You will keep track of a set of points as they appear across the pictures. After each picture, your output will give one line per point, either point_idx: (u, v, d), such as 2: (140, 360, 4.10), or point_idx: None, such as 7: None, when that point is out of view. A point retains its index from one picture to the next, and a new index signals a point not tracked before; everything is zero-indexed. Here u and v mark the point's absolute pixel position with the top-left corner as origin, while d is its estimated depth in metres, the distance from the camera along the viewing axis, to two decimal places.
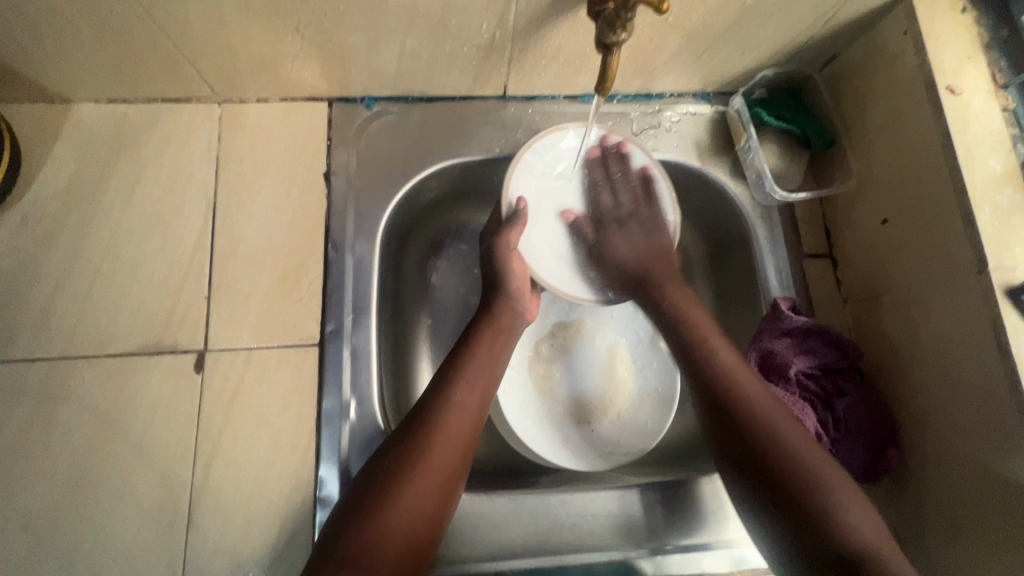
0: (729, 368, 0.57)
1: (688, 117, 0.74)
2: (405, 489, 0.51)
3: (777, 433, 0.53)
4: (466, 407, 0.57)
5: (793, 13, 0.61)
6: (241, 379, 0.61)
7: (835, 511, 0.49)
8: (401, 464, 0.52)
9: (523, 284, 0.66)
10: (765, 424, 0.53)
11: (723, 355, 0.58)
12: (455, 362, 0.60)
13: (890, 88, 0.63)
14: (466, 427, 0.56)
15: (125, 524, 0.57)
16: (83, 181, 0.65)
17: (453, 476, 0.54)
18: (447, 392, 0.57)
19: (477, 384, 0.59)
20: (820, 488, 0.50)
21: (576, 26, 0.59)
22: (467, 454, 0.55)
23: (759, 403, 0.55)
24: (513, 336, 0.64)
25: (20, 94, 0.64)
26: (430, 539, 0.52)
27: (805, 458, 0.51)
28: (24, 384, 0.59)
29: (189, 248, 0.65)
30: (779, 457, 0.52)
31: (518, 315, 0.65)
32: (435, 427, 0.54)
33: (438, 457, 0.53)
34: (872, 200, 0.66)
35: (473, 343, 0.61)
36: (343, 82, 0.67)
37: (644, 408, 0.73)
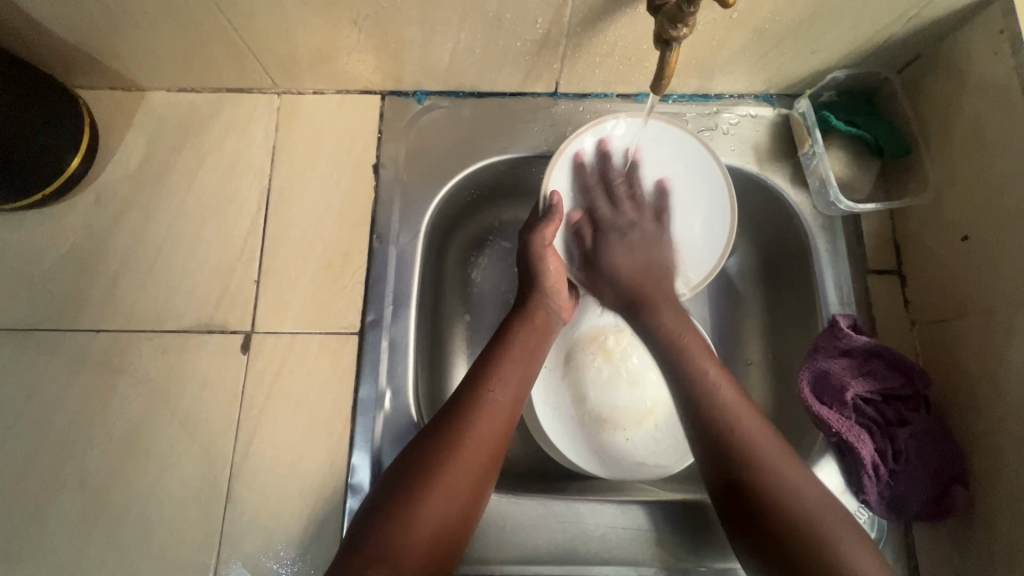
0: (711, 382, 0.55)
1: (748, 119, 0.70)
2: (435, 486, 0.51)
3: (752, 440, 0.51)
4: (497, 405, 0.56)
5: (874, 9, 0.56)
6: (284, 362, 0.63)
7: (793, 505, 0.48)
8: (432, 460, 0.52)
9: (557, 282, 0.65)
10: (749, 442, 0.51)
11: (699, 359, 0.57)
12: (489, 359, 0.59)
13: (979, 93, 0.58)
14: (497, 425, 0.55)
15: (170, 492, 0.59)
16: (150, 164, 0.69)
17: (484, 475, 0.53)
18: (480, 389, 0.56)
19: (511, 383, 0.58)
20: (785, 492, 0.48)
21: (635, 22, 0.57)
22: (497, 453, 0.55)
23: (738, 413, 0.53)
24: (547, 334, 0.64)
25: (100, 81, 0.69)
26: (459, 537, 0.51)
27: (783, 469, 0.49)
28: (89, 353, 0.63)
29: (243, 232, 0.67)
30: (744, 449, 0.50)
31: (552, 313, 0.65)
32: (466, 425, 0.54)
33: (471, 453, 0.53)
34: (951, 214, 0.61)
35: (507, 342, 0.61)
36: (397, 76, 0.67)
37: (680, 419, 0.70)
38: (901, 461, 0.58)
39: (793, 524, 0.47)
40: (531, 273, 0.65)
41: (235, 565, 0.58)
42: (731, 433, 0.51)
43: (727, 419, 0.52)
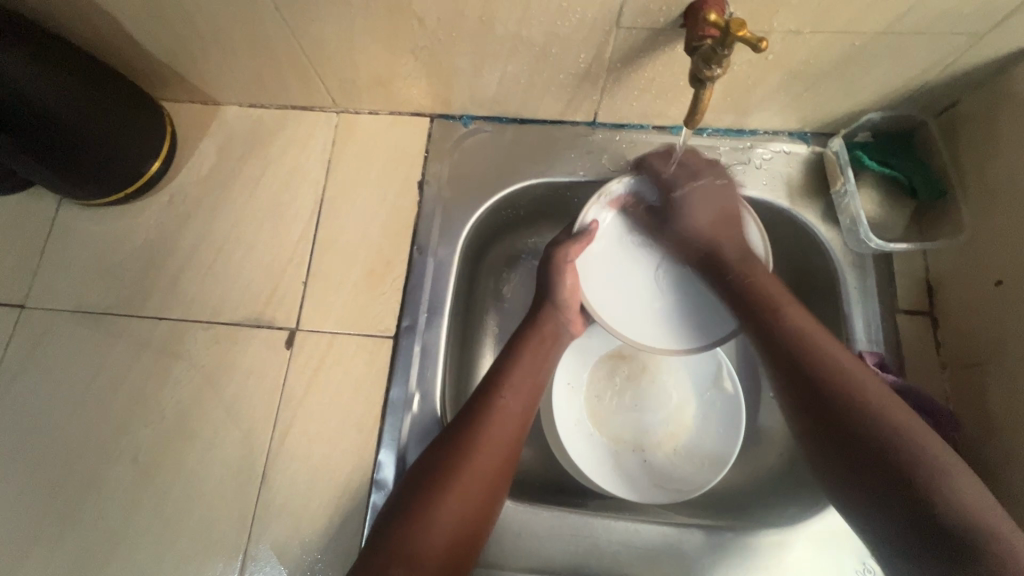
0: (819, 343, 0.58)
1: (782, 155, 0.72)
2: (451, 489, 0.53)
3: (851, 384, 0.55)
4: (509, 411, 0.58)
5: (909, 56, 0.58)
6: (323, 359, 0.67)
7: (897, 440, 0.51)
8: (450, 464, 0.55)
9: (573, 298, 0.67)
10: (863, 407, 0.53)
11: (788, 308, 0.61)
12: (502, 366, 0.62)
13: (1016, 141, 0.58)
14: (507, 433, 0.57)
15: (211, 472, 0.64)
16: (219, 170, 0.76)
17: (497, 481, 0.56)
18: (495, 397, 0.59)
19: (521, 390, 0.60)
20: (883, 430, 0.52)
21: (672, 60, 0.61)
22: (510, 459, 0.57)
23: (834, 357, 0.57)
24: (557, 345, 0.66)
25: (183, 95, 0.76)
26: (475, 540, 0.54)
27: (884, 408, 0.53)
28: (151, 337, 0.69)
29: (296, 236, 0.73)
30: (843, 393, 0.54)
31: (563, 325, 0.67)
32: (480, 430, 0.56)
33: (480, 462, 0.55)
34: (986, 259, 0.61)
35: (520, 350, 0.63)
36: (446, 100, 0.72)
37: (703, 445, 0.70)
38: None
39: (908, 462, 0.50)
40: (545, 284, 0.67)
41: (265, 547, 0.61)
42: (843, 394, 0.54)
43: (839, 375, 0.56)
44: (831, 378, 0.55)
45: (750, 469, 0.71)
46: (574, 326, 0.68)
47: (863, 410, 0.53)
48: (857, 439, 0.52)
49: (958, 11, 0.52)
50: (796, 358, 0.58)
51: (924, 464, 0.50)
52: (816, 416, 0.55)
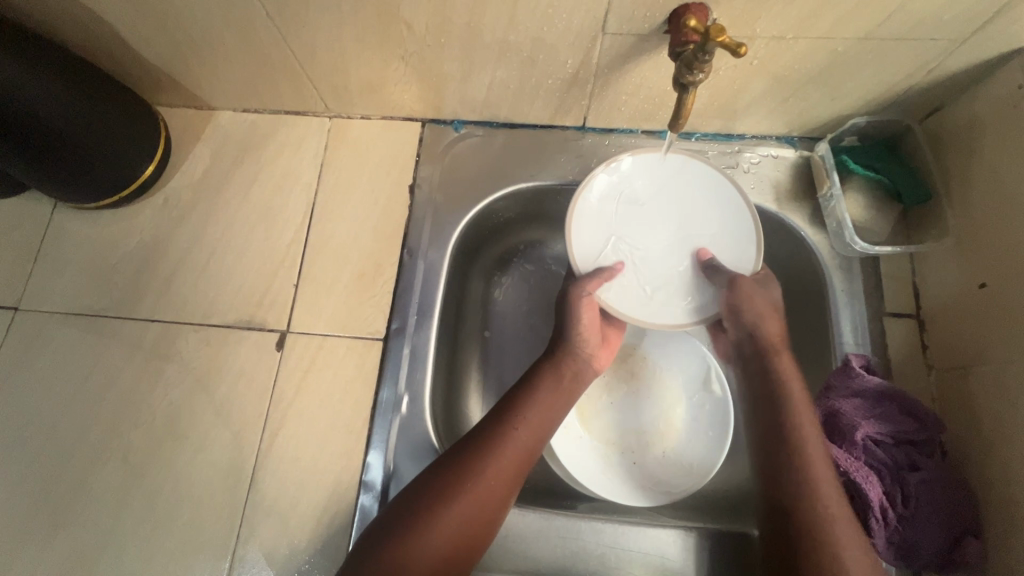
0: (802, 425, 0.56)
1: (769, 159, 0.73)
2: (457, 506, 0.53)
3: (802, 438, 0.55)
4: (526, 440, 0.59)
5: (893, 62, 0.59)
6: (313, 361, 0.68)
7: (817, 500, 0.51)
8: (459, 481, 0.55)
9: (590, 332, 0.67)
10: (808, 461, 0.54)
11: (783, 363, 0.61)
12: (519, 399, 0.62)
13: (1000, 145, 0.59)
14: (519, 459, 0.57)
15: (200, 473, 0.64)
16: (213, 174, 0.77)
17: (503, 503, 0.56)
18: (513, 421, 0.59)
19: (539, 422, 0.60)
20: (808, 484, 0.52)
21: (658, 65, 0.61)
22: (518, 485, 0.57)
23: (801, 412, 0.57)
24: (578, 382, 0.65)
25: (177, 100, 0.77)
26: (470, 556, 0.54)
27: (817, 468, 0.53)
28: (143, 339, 0.70)
29: (288, 240, 0.73)
30: (793, 445, 0.55)
31: (586, 363, 0.66)
32: (494, 453, 0.57)
33: (488, 486, 0.55)
34: (971, 262, 0.61)
35: (537, 385, 0.63)
36: (437, 105, 0.73)
37: (689, 446, 0.71)
38: (910, 506, 0.57)
39: (805, 521, 0.50)
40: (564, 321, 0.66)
41: (253, 549, 0.61)
42: (793, 454, 0.54)
43: (798, 445, 0.55)
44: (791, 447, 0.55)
45: (738, 471, 0.71)
46: (594, 361, 0.68)
47: (804, 494, 0.52)
48: (782, 507, 0.52)
49: (939, 17, 0.53)
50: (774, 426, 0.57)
51: (808, 518, 0.50)
52: (761, 480, 0.55)
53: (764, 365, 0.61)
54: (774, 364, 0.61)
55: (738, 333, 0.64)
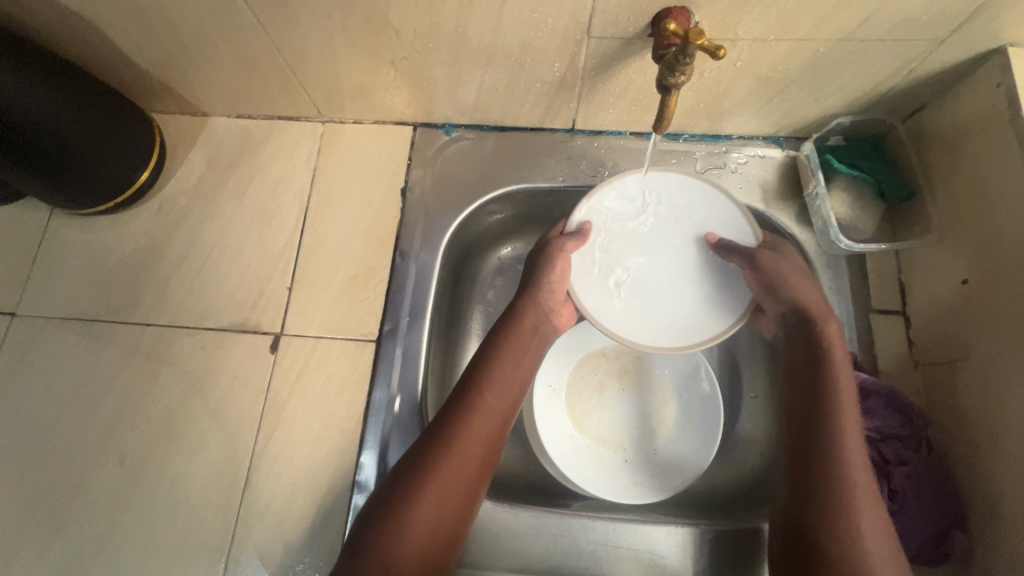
0: (847, 410, 0.56)
1: (757, 159, 0.73)
2: (432, 486, 0.54)
3: (839, 409, 0.56)
4: (492, 409, 0.59)
5: (874, 62, 0.60)
6: (307, 363, 0.69)
7: (842, 472, 0.52)
8: (432, 461, 0.55)
9: (559, 290, 0.67)
10: (837, 432, 0.54)
11: (830, 335, 0.60)
12: (484, 362, 0.61)
13: (980, 142, 0.59)
14: (488, 429, 0.58)
15: (196, 475, 0.65)
16: (207, 179, 0.78)
17: (479, 476, 0.57)
18: (478, 392, 0.59)
19: (503, 386, 0.60)
20: (838, 456, 0.53)
21: (644, 67, 0.62)
22: (492, 453, 0.58)
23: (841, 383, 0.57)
24: (541, 339, 0.66)
25: (172, 106, 0.78)
26: (456, 533, 0.55)
27: (848, 441, 0.54)
28: (139, 343, 0.70)
29: (282, 243, 0.74)
30: (828, 415, 0.56)
31: (548, 319, 0.67)
32: (462, 427, 0.57)
33: (461, 458, 0.56)
34: (954, 258, 0.62)
35: (501, 347, 0.63)
36: (428, 109, 0.74)
37: (680, 444, 0.71)
38: (896, 500, 0.58)
39: (829, 492, 0.52)
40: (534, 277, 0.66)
41: (248, 549, 0.62)
42: (827, 426, 0.55)
43: (839, 431, 0.54)
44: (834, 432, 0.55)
45: (729, 468, 0.72)
46: (556, 318, 0.68)
47: (831, 466, 0.53)
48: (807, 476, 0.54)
49: (917, 17, 0.53)
50: (816, 409, 0.56)
51: (834, 488, 0.52)
52: (795, 462, 0.56)
53: (810, 339, 0.60)
54: (819, 331, 0.60)
55: (780, 308, 0.63)
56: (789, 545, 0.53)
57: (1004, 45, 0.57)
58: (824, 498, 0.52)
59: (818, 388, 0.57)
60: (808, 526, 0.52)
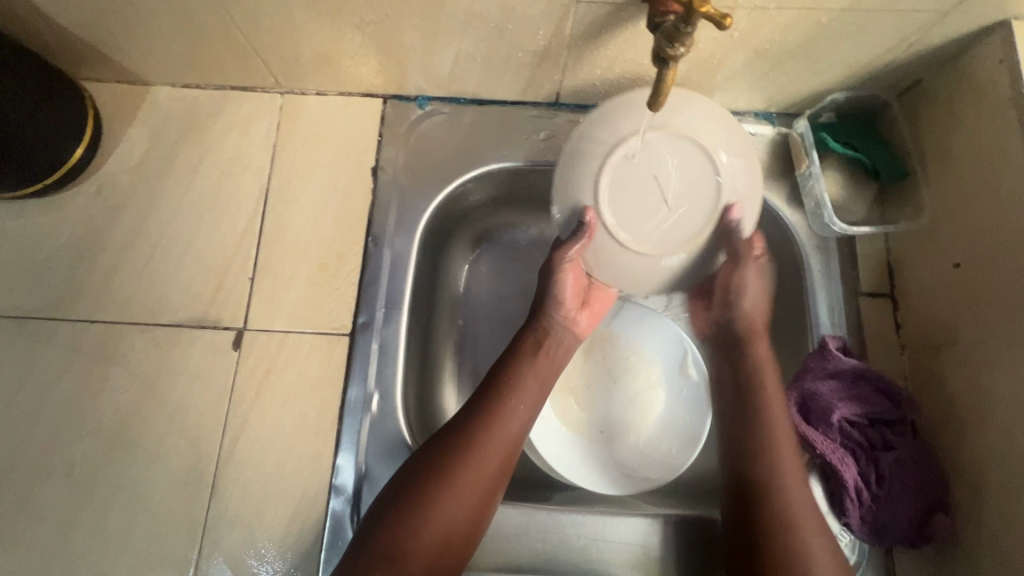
0: (769, 405, 0.59)
1: (748, 137, 0.70)
2: (448, 481, 0.51)
3: (762, 396, 0.60)
4: (506, 422, 0.55)
5: (876, 34, 0.57)
6: (274, 360, 0.63)
7: (770, 446, 0.56)
8: (439, 475, 0.51)
9: (572, 297, 0.65)
10: (765, 411, 0.59)
11: (760, 346, 0.63)
12: (509, 363, 0.60)
13: (978, 121, 0.58)
14: (512, 428, 0.56)
15: (155, 484, 0.60)
16: (151, 158, 0.70)
17: (492, 490, 0.53)
18: (498, 402, 0.56)
19: (526, 385, 0.58)
20: (764, 428, 0.58)
21: (634, 37, 0.58)
22: (508, 466, 0.54)
23: (765, 378, 0.61)
24: (554, 347, 0.63)
25: (106, 75, 0.69)
26: (467, 542, 0.51)
27: (777, 428, 0.58)
28: (83, 342, 0.64)
29: (241, 229, 0.68)
30: (751, 401, 0.60)
31: (558, 325, 0.64)
32: (477, 426, 0.54)
33: (482, 455, 0.53)
34: (945, 243, 0.61)
35: (516, 362, 0.60)
36: (399, 80, 0.68)
37: (642, 402, 0.71)
38: (884, 487, 0.57)
39: (763, 462, 0.56)
40: (547, 290, 0.63)
41: (217, 561, 0.58)
42: (752, 401, 0.60)
43: (766, 420, 0.58)
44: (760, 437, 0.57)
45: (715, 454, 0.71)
46: (574, 326, 0.66)
47: (758, 442, 0.57)
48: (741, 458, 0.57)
49: None
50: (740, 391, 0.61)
51: (766, 457, 0.56)
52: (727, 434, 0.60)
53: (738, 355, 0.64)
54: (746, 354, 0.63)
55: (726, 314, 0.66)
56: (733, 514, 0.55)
57: (1008, 19, 0.55)
58: (759, 481, 0.55)
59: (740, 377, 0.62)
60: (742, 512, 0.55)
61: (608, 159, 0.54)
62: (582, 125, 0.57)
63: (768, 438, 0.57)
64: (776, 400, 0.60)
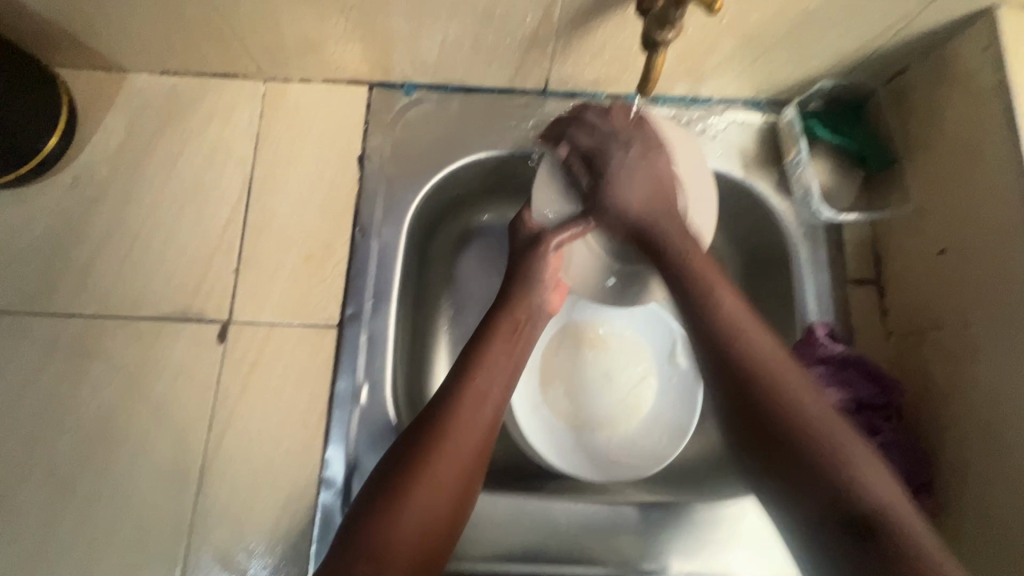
0: (776, 361, 0.51)
1: (736, 125, 0.70)
2: (424, 471, 0.51)
3: (748, 345, 0.52)
4: (479, 411, 0.54)
5: (865, 21, 0.56)
6: (261, 352, 0.62)
7: (793, 408, 0.49)
8: (415, 465, 0.51)
9: (550, 276, 0.63)
10: (774, 379, 0.50)
11: (712, 282, 0.55)
12: (476, 349, 0.58)
13: (963, 107, 0.58)
14: (483, 413, 0.55)
15: (140, 480, 0.59)
16: (130, 147, 0.68)
17: (468, 477, 0.52)
18: (467, 387, 0.55)
19: (495, 369, 0.57)
20: (778, 383, 0.50)
21: (624, 22, 0.57)
22: (482, 451, 0.54)
23: (742, 329, 0.53)
24: (529, 330, 0.62)
25: (81, 61, 0.67)
26: (448, 532, 0.51)
27: (793, 385, 0.50)
28: (62, 338, 0.62)
29: (224, 219, 0.66)
30: (746, 362, 0.51)
31: (536, 306, 0.62)
32: (449, 414, 0.53)
33: (455, 443, 0.52)
34: (929, 229, 0.62)
35: (486, 344, 0.58)
36: (384, 66, 0.66)
37: (640, 395, 0.72)
38: None
39: (791, 425, 0.49)
40: (527, 272, 0.62)
41: (205, 557, 0.57)
42: (744, 360, 0.51)
43: (776, 377, 0.50)
44: (775, 402, 0.50)
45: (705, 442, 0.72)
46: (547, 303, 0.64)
47: (781, 409, 0.49)
48: (764, 430, 0.50)
49: None
50: (734, 351, 0.52)
51: (795, 423, 0.49)
52: (726, 408, 0.52)
53: (698, 287, 0.55)
54: (698, 287, 0.55)
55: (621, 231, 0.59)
56: (778, 479, 0.49)
57: (993, 6, 0.55)
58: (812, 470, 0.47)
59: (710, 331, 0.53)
60: (773, 482, 0.49)
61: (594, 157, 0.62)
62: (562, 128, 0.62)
63: (788, 399, 0.50)
64: (771, 354, 0.51)
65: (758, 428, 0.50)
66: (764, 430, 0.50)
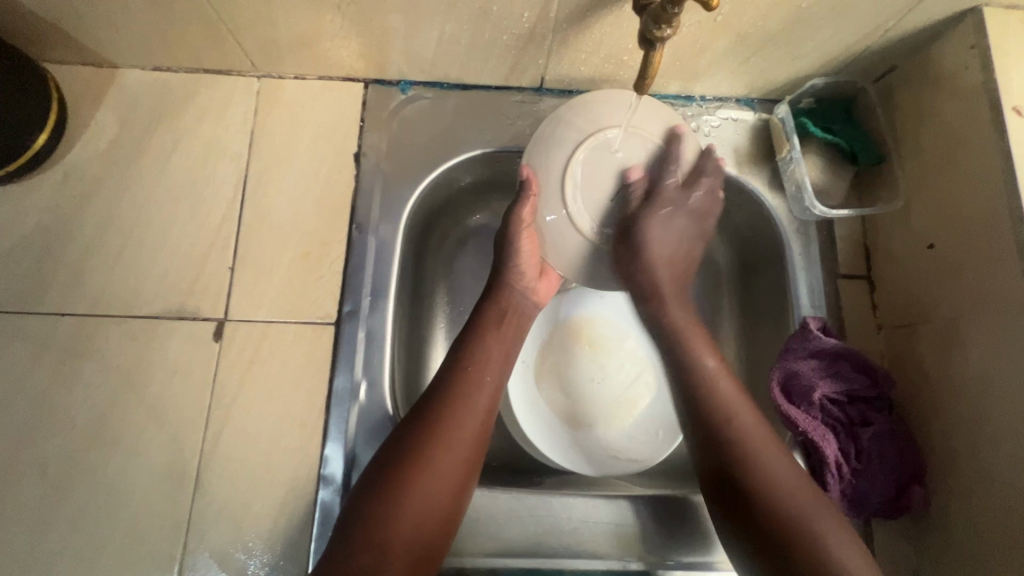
0: (775, 481, 0.51)
1: (730, 122, 0.71)
2: (423, 463, 0.51)
3: (734, 422, 0.53)
4: (476, 401, 0.55)
5: (855, 20, 0.58)
6: (258, 350, 0.62)
7: (769, 495, 0.50)
8: (413, 456, 0.51)
9: (531, 266, 0.65)
10: (756, 457, 0.52)
11: (696, 346, 0.58)
12: (467, 339, 0.59)
13: (950, 105, 0.60)
14: (480, 403, 0.55)
15: (135, 481, 0.58)
16: (122, 144, 0.67)
17: (467, 467, 0.53)
18: (463, 377, 0.56)
19: (491, 358, 0.58)
20: (753, 467, 0.51)
21: (620, 20, 0.57)
22: (480, 441, 0.54)
23: (731, 406, 0.54)
24: (520, 320, 0.63)
25: (70, 56, 0.66)
26: (449, 523, 0.51)
27: (770, 467, 0.51)
28: (53, 337, 0.61)
29: (219, 217, 0.66)
30: (736, 444, 0.52)
31: (524, 298, 0.64)
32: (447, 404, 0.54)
33: (454, 434, 0.52)
34: (918, 224, 0.63)
35: (481, 334, 0.59)
36: (381, 63, 0.66)
37: (637, 390, 0.72)
38: (863, 461, 0.59)
39: (768, 509, 0.50)
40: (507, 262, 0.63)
41: (203, 557, 0.57)
42: (728, 438, 0.53)
43: (751, 457, 0.52)
44: (753, 487, 0.51)
45: None
46: (534, 295, 0.66)
47: (758, 493, 0.50)
48: (740, 518, 0.51)
49: None
50: (717, 435, 0.53)
51: (773, 511, 0.49)
52: (709, 489, 0.53)
53: (685, 361, 0.57)
54: (688, 349, 0.58)
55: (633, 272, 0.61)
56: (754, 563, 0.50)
57: (979, 6, 0.56)
58: (788, 557, 0.48)
59: (704, 409, 0.54)
60: None
61: (584, 142, 0.58)
62: (562, 110, 0.60)
63: (768, 480, 0.51)
64: (755, 430, 0.53)
65: (734, 512, 0.51)
66: (741, 515, 0.51)
